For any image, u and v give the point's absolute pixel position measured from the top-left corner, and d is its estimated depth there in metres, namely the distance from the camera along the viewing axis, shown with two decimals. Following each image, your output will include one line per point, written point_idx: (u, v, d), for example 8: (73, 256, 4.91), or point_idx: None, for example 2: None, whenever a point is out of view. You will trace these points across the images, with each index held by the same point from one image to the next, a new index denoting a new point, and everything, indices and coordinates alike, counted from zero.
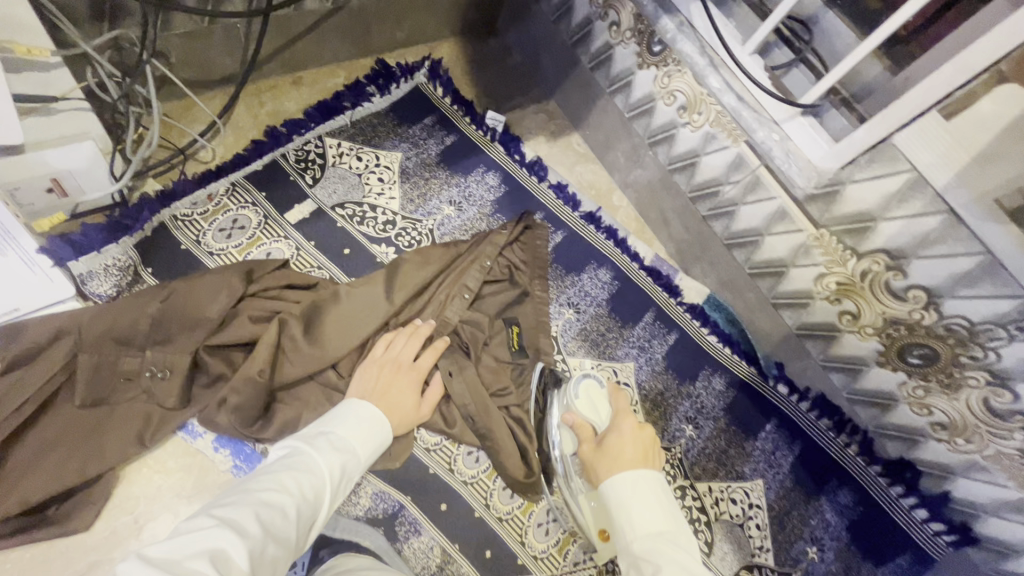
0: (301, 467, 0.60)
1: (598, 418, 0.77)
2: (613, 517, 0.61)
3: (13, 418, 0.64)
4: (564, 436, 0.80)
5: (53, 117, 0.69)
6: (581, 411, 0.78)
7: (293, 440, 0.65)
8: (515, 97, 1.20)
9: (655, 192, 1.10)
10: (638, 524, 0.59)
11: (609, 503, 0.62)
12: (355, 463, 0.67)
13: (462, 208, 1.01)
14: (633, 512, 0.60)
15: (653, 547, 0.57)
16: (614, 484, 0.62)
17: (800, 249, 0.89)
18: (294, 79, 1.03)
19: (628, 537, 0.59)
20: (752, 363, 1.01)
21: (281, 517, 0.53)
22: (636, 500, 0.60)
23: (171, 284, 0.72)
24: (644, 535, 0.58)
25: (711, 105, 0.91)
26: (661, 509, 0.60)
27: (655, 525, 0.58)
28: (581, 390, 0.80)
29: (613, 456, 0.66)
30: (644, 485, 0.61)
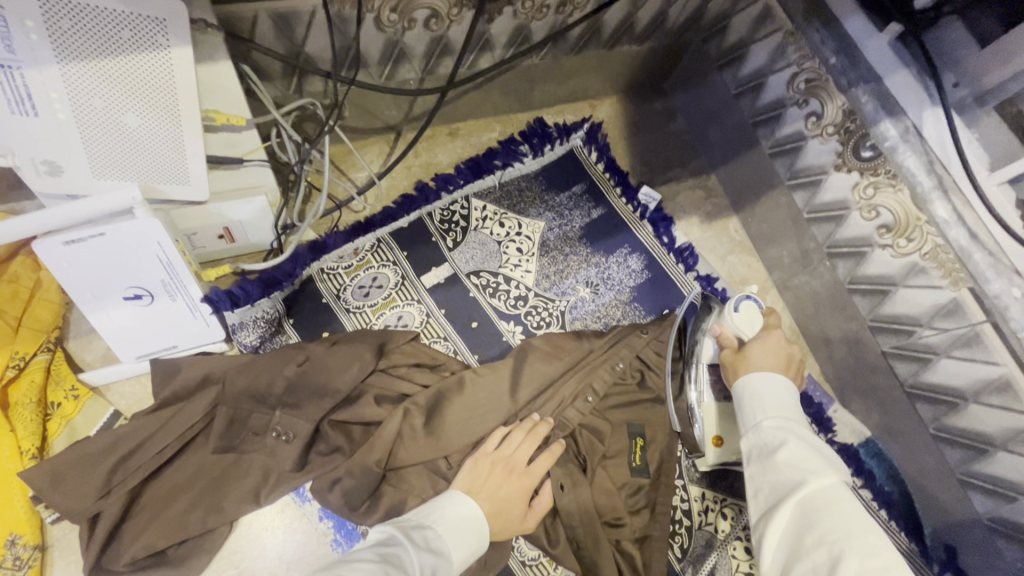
0: (391, 558, 0.55)
1: (747, 330, 0.78)
2: (743, 401, 0.64)
3: (154, 459, 0.67)
4: (704, 346, 0.83)
5: (234, 171, 0.71)
6: (733, 323, 0.79)
7: (390, 527, 0.60)
8: (673, 168, 1.10)
9: (821, 306, 0.95)
10: (768, 407, 0.61)
11: (743, 391, 0.65)
12: (449, 569, 0.60)
13: (599, 291, 0.94)
14: (766, 397, 0.62)
15: (780, 424, 0.58)
16: (751, 377, 0.65)
17: (1021, 433, 0.71)
18: (450, 130, 1.01)
19: (756, 418, 0.61)
20: (913, 537, 0.84)
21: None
22: (769, 391, 0.63)
23: (309, 347, 0.73)
24: (773, 415, 0.60)
25: (929, 234, 0.75)
26: (790, 401, 0.62)
27: (785, 410, 0.60)
28: (742, 307, 0.80)
29: (757, 360, 0.68)
30: (780, 381, 0.64)
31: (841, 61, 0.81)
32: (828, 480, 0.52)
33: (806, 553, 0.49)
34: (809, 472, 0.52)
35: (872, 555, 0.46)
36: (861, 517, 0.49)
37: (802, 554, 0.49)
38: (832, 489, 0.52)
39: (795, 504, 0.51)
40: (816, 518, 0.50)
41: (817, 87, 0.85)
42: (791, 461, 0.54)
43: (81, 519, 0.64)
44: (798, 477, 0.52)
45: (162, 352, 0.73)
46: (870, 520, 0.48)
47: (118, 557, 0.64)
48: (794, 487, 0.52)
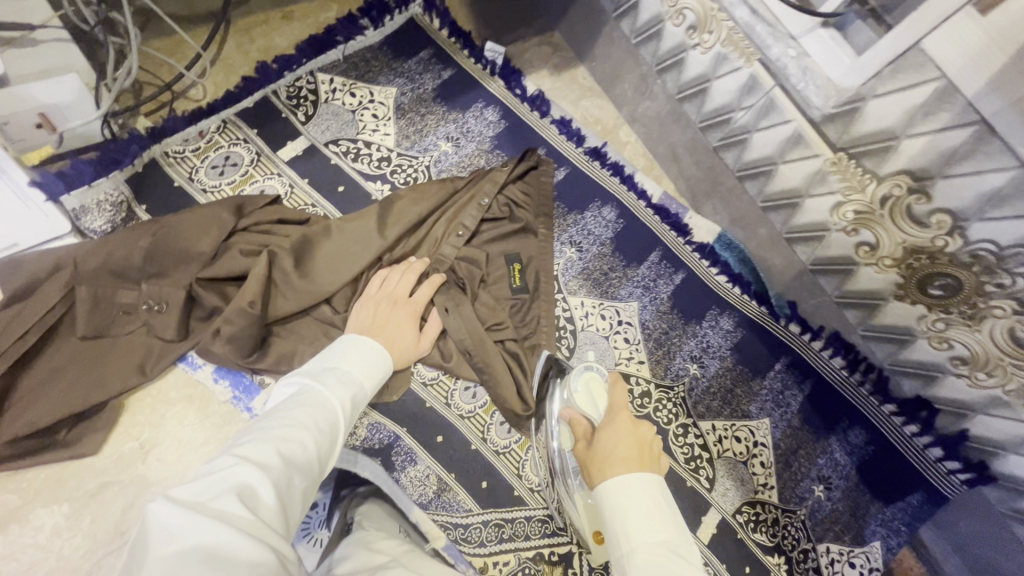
0: (314, 403, 0.59)
1: (593, 411, 0.72)
2: (607, 525, 0.56)
3: (16, 347, 0.65)
4: (562, 431, 0.75)
5: (34, 49, 0.68)
6: (579, 405, 0.72)
7: (299, 378, 0.62)
8: (517, 28, 1.14)
9: (664, 124, 1.04)
10: (633, 536, 0.53)
11: (603, 510, 0.56)
12: (365, 396, 0.66)
13: (460, 144, 0.98)
14: (631, 523, 0.54)
15: (651, 561, 0.51)
16: (609, 491, 0.56)
17: (816, 176, 0.83)
18: (284, 13, 0.99)
19: (624, 551, 0.53)
20: (763, 302, 0.98)
21: (301, 451, 0.52)
22: (633, 509, 0.54)
23: (162, 219, 0.72)
24: (640, 549, 0.52)
25: (723, 21, 0.84)
26: (657, 516, 0.54)
27: (655, 536, 0.53)
28: (582, 383, 0.74)
29: (608, 455, 0.61)
30: (642, 490, 0.56)
31: None
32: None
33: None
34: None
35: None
36: None
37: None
38: None
39: None
40: None
41: None
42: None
43: None
44: None
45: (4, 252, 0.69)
46: None
47: None
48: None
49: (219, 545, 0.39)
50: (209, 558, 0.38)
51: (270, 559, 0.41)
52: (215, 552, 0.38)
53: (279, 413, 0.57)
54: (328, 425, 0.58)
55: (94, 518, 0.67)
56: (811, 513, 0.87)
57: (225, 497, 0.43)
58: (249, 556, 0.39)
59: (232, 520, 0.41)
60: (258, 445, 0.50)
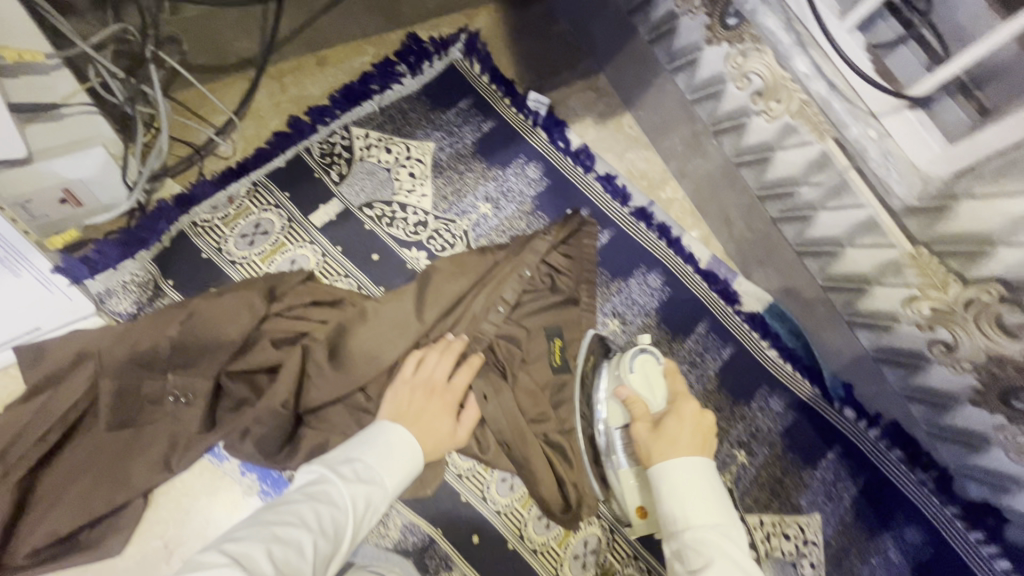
0: (321, 499, 0.55)
1: (651, 397, 0.71)
2: (661, 499, 0.60)
3: (37, 447, 0.62)
4: (610, 408, 0.74)
5: (59, 123, 0.63)
6: (635, 387, 0.71)
7: (317, 468, 0.59)
8: (561, 72, 1.08)
9: (716, 186, 0.98)
10: (689, 514, 0.58)
11: (660, 487, 0.61)
12: (384, 494, 0.61)
13: (500, 205, 0.92)
14: (687, 504, 0.58)
15: (706, 537, 0.56)
16: (669, 472, 0.60)
17: (890, 266, 0.76)
18: (318, 59, 0.93)
19: (679, 527, 0.58)
20: (815, 382, 0.92)
21: (297, 554, 0.48)
22: (690, 489, 0.59)
23: (190, 302, 0.68)
24: (695, 525, 0.57)
25: (795, 92, 0.77)
26: (711, 500, 0.59)
27: (710, 517, 0.57)
28: (637, 366, 0.73)
29: (672, 443, 0.63)
30: (701, 476, 0.60)
31: None
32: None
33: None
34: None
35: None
36: None
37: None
38: None
39: None
40: None
41: None
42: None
43: None
44: None
45: (27, 337, 0.67)
46: None
47: (17, 550, 0.60)
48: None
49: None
50: None
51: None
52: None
53: (286, 508, 0.53)
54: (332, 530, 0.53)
55: None
56: None
57: None
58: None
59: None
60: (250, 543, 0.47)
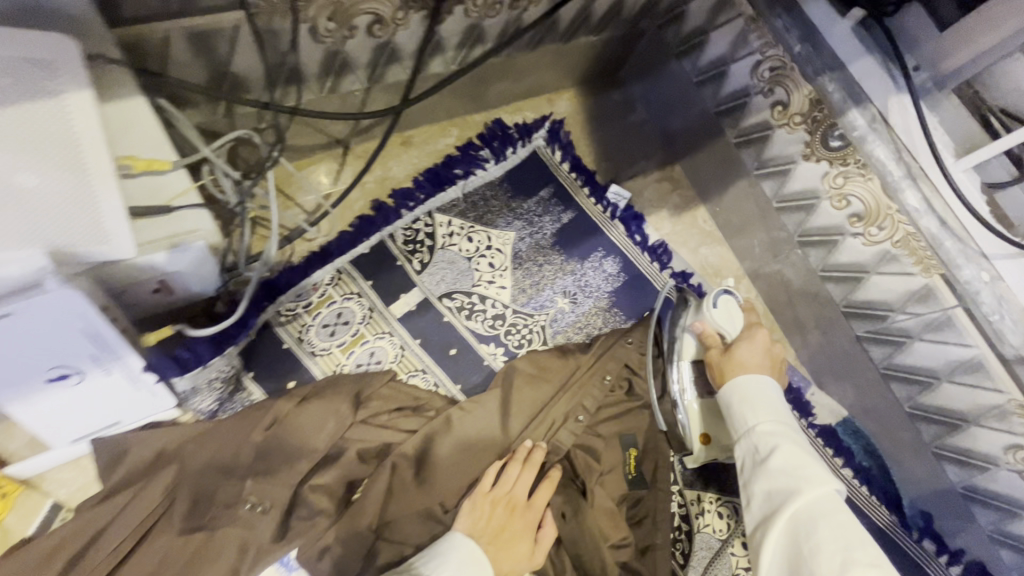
0: None
1: (728, 330, 0.77)
2: (732, 408, 0.68)
3: (109, 556, 0.59)
4: (684, 343, 0.81)
5: (166, 218, 0.61)
6: (713, 322, 0.78)
7: None
8: (637, 161, 1.07)
9: (794, 292, 0.96)
10: (757, 414, 0.65)
11: (731, 397, 0.68)
12: None
13: (577, 300, 0.90)
14: (756, 405, 0.66)
15: (773, 430, 0.63)
16: (740, 384, 0.68)
17: (992, 409, 0.74)
18: (403, 139, 0.93)
19: (749, 424, 0.65)
20: (892, 508, 0.88)
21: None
22: (759, 394, 0.67)
23: (274, 407, 0.66)
24: (763, 421, 0.64)
25: (900, 223, 0.75)
26: (777, 405, 0.66)
27: (776, 417, 0.64)
28: (720, 303, 0.78)
29: (743, 361, 0.71)
30: (768, 385, 0.68)
31: (805, 49, 0.79)
32: (820, 483, 0.57)
33: (802, 556, 0.54)
34: (801, 479, 0.57)
35: (864, 553, 0.51)
36: (849, 521, 0.54)
37: (800, 557, 0.54)
38: (822, 496, 0.56)
39: (787, 514, 0.56)
40: (809, 526, 0.55)
41: (782, 75, 0.82)
42: (784, 467, 0.59)
43: None
44: (793, 486, 0.57)
45: (102, 431, 0.64)
46: (858, 523, 0.54)
47: None
48: (788, 492, 0.57)
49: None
50: None
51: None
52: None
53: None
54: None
55: None
56: None
57: None
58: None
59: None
60: None
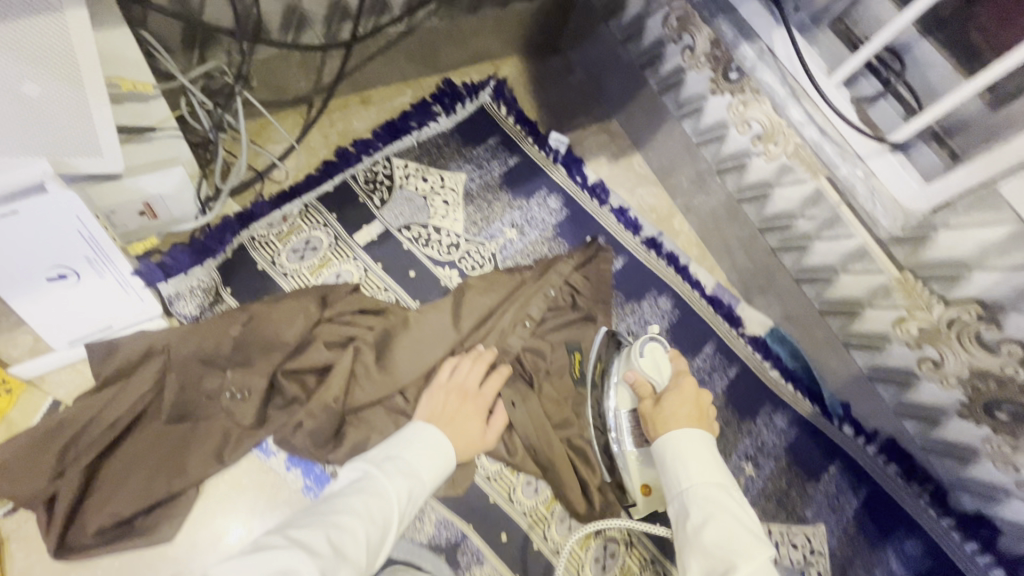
0: (370, 493, 0.60)
1: (658, 377, 0.76)
2: (666, 468, 0.65)
3: (104, 435, 0.67)
4: (621, 393, 0.81)
5: (149, 144, 0.72)
6: (643, 370, 0.77)
7: (362, 463, 0.64)
8: (577, 116, 1.19)
9: (719, 219, 1.08)
10: (690, 475, 0.62)
11: (664, 453, 0.66)
12: (423, 487, 0.66)
13: (524, 231, 1.01)
14: (689, 466, 0.63)
15: (706, 495, 0.59)
16: (671, 441, 0.65)
17: (879, 290, 0.85)
18: (363, 98, 1.04)
19: (682, 488, 0.62)
20: (815, 401, 0.99)
21: (351, 539, 0.54)
22: (692, 453, 0.64)
23: (251, 307, 0.75)
24: (696, 484, 0.61)
25: (790, 136, 0.88)
26: (714, 464, 0.63)
27: (709, 478, 0.61)
28: (647, 351, 0.78)
29: (669, 413, 0.69)
30: (700, 442, 0.65)
31: None
32: (753, 555, 0.53)
33: None
34: (733, 553, 0.53)
35: None
36: None
37: None
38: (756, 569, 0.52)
39: None
40: None
41: (687, 22, 0.95)
42: (716, 540, 0.55)
43: (38, 504, 0.64)
44: (725, 559, 0.53)
45: (97, 334, 0.73)
46: None
47: (85, 529, 0.65)
48: (720, 567, 0.53)
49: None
50: None
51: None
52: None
53: (342, 498, 0.58)
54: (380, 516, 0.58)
55: None
56: None
57: None
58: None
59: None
60: (310, 531, 0.52)
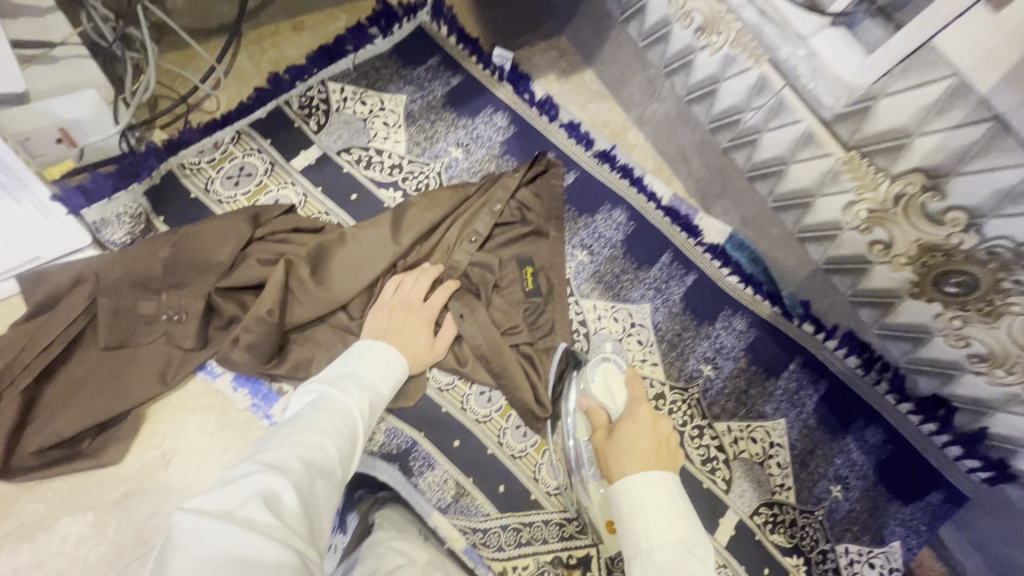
0: (333, 409, 0.58)
1: (612, 405, 0.75)
2: (625, 523, 0.58)
3: (39, 361, 0.67)
4: (577, 422, 0.78)
5: (54, 66, 0.69)
6: (596, 396, 0.76)
7: (319, 385, 0.62)
8: (523, 34, 1.15)
9: (673, 127, 1.05)
10: (651, 531, 0.56)
11: (622, 505, 0.59)
12: (381, 400, 0.66)
13: (470, 149, 0.99)
14: (647, 519, 0.57)
15: (669, 556, 0.54)
16: (628, 490, 0.59)
17: (828, 175, 0.83)
18: (294, 23, 1.00)
19: (642, 547, 0.56)
20: (776, 302, 0.97)
21: (323, 454, 0.52)
22: (652, 505, 0.57)
23: (181, 230, 0.74)
24: (659, 542, 0.55)
25: (731, 22, 0.83)
26: (677, 513, 0.57)
27: (672, 534, 0.55)
28: (600, 374, 0.77)
29: (622, 448, 0.65)
30: (664, 494, 0.58)
31: None
32: None
33: None
34: None
35: None
36: None
37: None
38: None
39: None
40: None
41: None
42: None
43: None
44: None
45: (27, 266, 0.72)
46: None
47: (25, 451, 0.65)
48: None
49: (251, 542, 0.40)
50: (235, 562, 0.38)
51: (293, 560, 0.40)
52: (239, 556, 0.39)
53: (303, 418, 0.56)
54: (346, 429, 0.57)
55: (119, 526, 0.69)
56: (830, 513, 0.87)
57: (252, 505, 0.42)
58: (273, 557, 0.39)
59: (257, 526, 0.41)
60: (279, 453, 0.50)
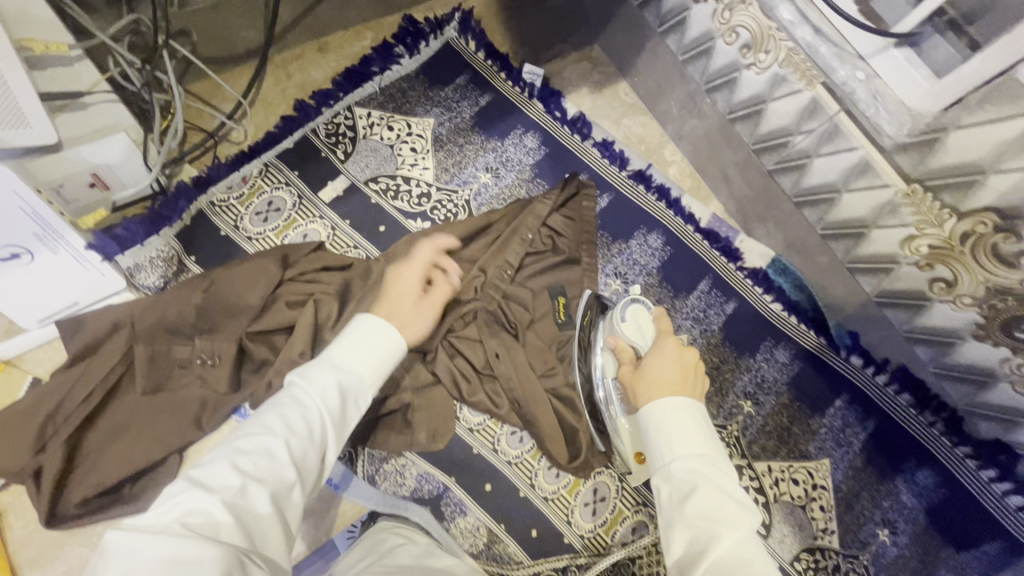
0: (288, 404, 0.50)
1: (641, 341, 0.69)
2: (647, 435, 0.56)
3: (80, 411, 0.68)
4: (607, 361, 0.74)
5: (86, 111, 0.69)
6: (625, 335, 0.70)
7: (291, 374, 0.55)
8: (554, 45, 1.10)
9: (713, 144, 0.99)
10: (675, 446, 0.54)
11: (645, 424, 0.57)
12: (363, 381, 0.55)
13: (500, 174, 0.96)
14: (670, 435, 0.54)
15: (691, 465, 0.52)
16: (651, 409, 0.56)
17: (886, 206, 0.77)
18: (319, 45, 0.98)
19: (663, 460, 0.54)
20: (821, 332, 0.92)
21: (268, 462, 0.46)
22: (676, 425, 0.55)
23: (211, 273, 0.74)
24: (680, 454, 0.53)
25: (781, 41, 0.77)
26: (701, 430, 0.55)
27: (695, 447, 0.53)
28: (629, 315, 0.71)
29: (648, 378, 0.60)
30: (686, 412, 0.55)
31: None
32: (738, 530, 0.48)
33: None
34: (720, 526, 0.48)
35: None
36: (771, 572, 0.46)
37: None
38: (743, 542, 0.48)
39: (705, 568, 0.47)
40: None
41: None
42: (702, 512, 0.49)
43: (25, 478, 0.66)
44: (711, 533, 0.48)
45: (64, 311, 0.74)
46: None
47: (70, 499, 0.67)
48: (706, 543, 0.48)
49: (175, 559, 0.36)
50: None
51: None
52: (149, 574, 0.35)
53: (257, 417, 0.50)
54: (305, 429, 0.49)
55: None
56: (875, 559, 0.83)
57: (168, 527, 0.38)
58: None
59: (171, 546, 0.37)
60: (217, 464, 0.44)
